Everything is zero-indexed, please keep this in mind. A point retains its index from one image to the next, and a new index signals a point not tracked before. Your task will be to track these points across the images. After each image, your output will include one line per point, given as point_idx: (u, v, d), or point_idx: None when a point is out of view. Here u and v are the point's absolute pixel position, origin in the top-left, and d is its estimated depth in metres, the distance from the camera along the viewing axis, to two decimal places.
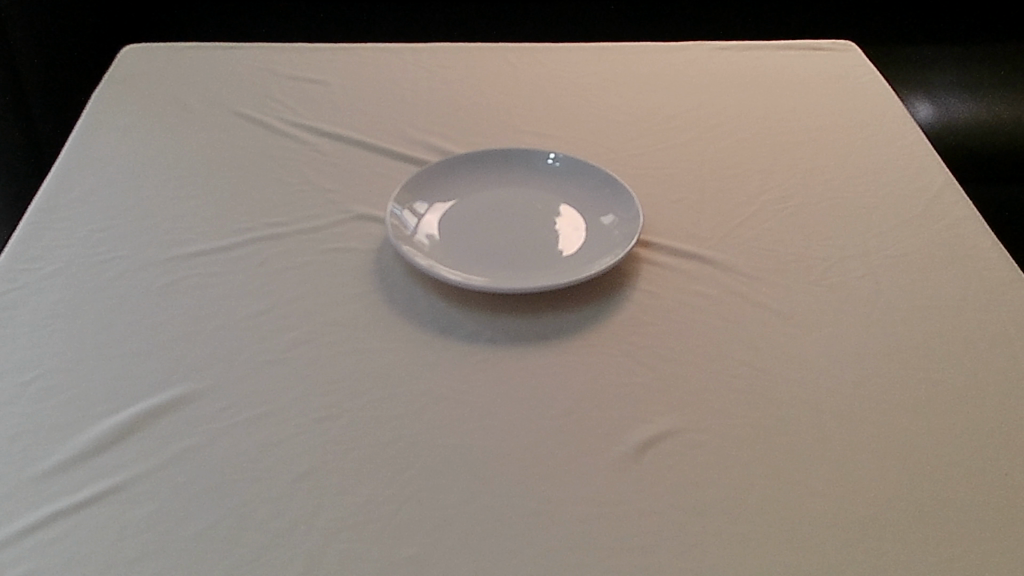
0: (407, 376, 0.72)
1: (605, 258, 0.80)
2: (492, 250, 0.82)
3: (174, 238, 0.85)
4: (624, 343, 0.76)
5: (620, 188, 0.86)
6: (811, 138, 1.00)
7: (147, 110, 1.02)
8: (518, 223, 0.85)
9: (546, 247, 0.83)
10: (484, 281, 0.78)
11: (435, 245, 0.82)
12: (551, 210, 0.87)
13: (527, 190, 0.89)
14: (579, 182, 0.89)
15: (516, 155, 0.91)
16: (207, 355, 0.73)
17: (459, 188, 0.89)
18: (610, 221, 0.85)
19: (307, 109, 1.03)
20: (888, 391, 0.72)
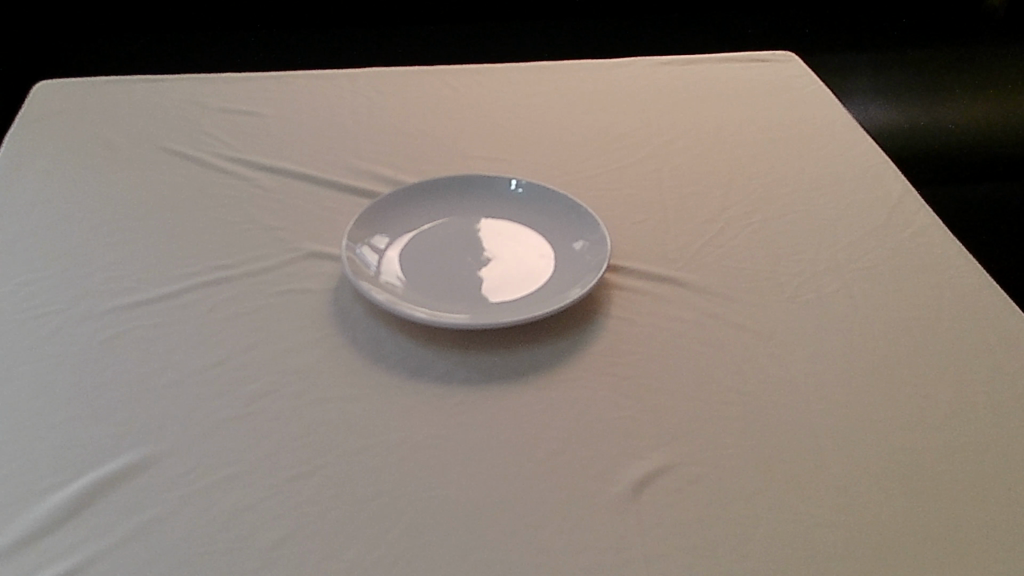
0: (382, 425, 0.67)
1: (579, 285, 0.76)
2: (460, 284, 0.77)
3: (113, 288, 0.78)
4: (606, 374, 0.72)
5: (584, 212, 0.83)
6: (766, 151, 0.99)
7: (69, 149, 0.95)
8: (483, 256, 0.80)
9: (517, 279, 0.78)
10: (457, 316, 0.73)
11: (399, 279, 0.77)
12: (516, 240, 0.83)
13: (487, 219, 0.85)
14: (541, 209, 0.85)
15: (472, 186, 0.88)
16: (160, 415, 0.67)
17: (415, 220, 0.84)
18: (578, 245, 0.81)
19: (243, 141, 0.98)
20: (876, 408, 0.69)
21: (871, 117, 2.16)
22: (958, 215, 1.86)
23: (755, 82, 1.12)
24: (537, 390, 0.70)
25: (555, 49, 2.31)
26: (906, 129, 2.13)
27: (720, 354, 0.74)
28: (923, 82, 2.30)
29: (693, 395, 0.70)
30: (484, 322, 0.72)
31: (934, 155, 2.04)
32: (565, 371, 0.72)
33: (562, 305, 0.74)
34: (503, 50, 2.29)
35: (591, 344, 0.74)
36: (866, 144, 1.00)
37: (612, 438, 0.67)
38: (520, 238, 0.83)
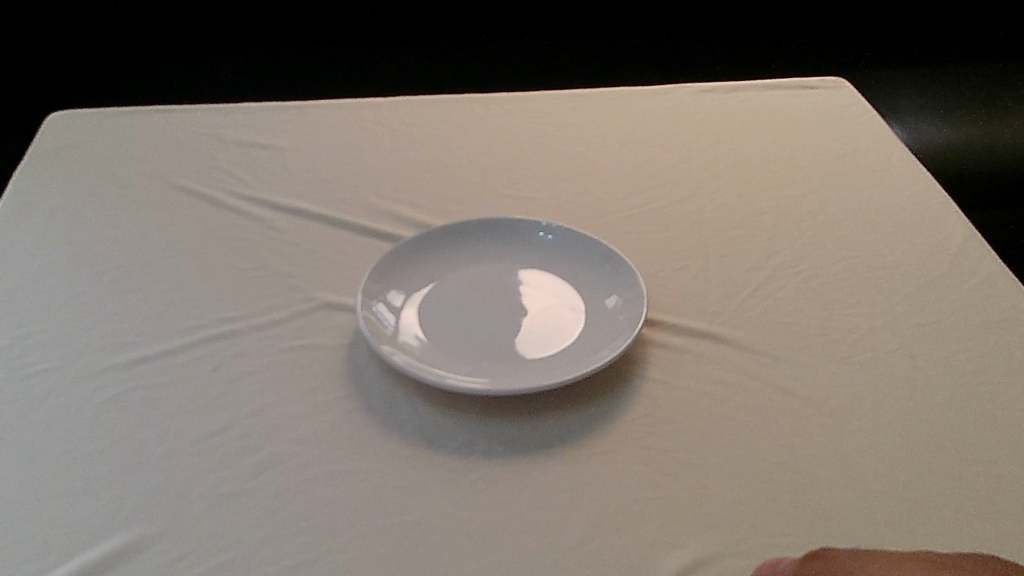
0: (392, 503, 0.61)
1: (612, 343, 0.70)
2: (483, 345, 0.71)
3: (112, 342, 0.73)
4: (640, 445, 0.65)
5: (618, 259, 0.77)
6: (814, 189, 0.92)
7: (78, 186, 0.91)
8: (507, 310, 0.74)
9: (544, 335, 0.72)
10: (480, 378, 0.68)
11: (418, 334, 0.71)
12: (542, 292, 0.77)
13: (514, 266, 0.79)
14: (572, 256, 0.80)
15: (501, 228, 0.82)
16: (153, 489, 0.62)
17: (439, 267, 0.79)
18: (612, 296, 0.75)
19: (259, 177, 0.93)
20: (941, 488, 0.62)
21: (920, 135, 2.07)
22: (1012, 241, 1.77)
23: (800, 111, 1.05)
24: (565, 463, 0.64)
25: (591, 67, 2.25)
26: (958, 148, 2.04)
27: (767, 424, 0.67)
28: (974, 99, 2.21)
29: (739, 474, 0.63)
30: (509, 386, 0.66)
31: (987, 175, 1.95)
32: (594, 441, 0.66)
33: (593, 365, 0.68)
34: (538, 67, 2.24)
35: (624, 409, 0.68)
36: (923, 180, 0.93)
37: (645, 521, 0.60)
38: (547, 290, 0.77)
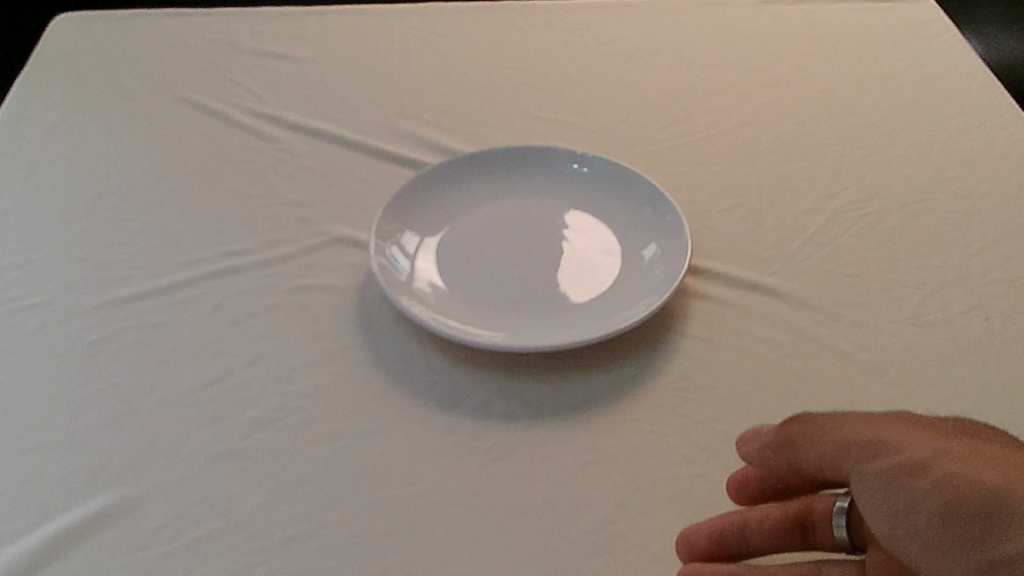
0: (399, 470, 0.56)
1: (650, 293, 0.63)
2: (507, 295, 0.64)
3: (108, 275, 0.68)
4: (676, 413, 0.59)
5: (661, 197, 0.70)
6: (884, 119, 0.83)
7: (80, 98, 0.84)
8: (534, 254, 0.67)
9: (574, 283, 0.65)
10: (502, 332, 0.61)
11: (436, 280, 0.65)
12: (573, 234, 0.69)
13: (545, 204, 0.72)
14: (612, 192, 0.72)
15: (538, 155, 0.75)
16: (142, 445, 0.57)
17: (460, 205, 0.72)
18: (653, 239, 0.68)
19: (274, 92, 0.86)
20: None
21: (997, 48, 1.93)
22: None
23: (873, 28, 0.95)
24: (591, 431, 0.58)
25: None
26: None
27: (819, 389, 0.60)
28: None
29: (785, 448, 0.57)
30: (534, 340, 0.60)
31: None
32: (625, 406, 0.59)
33: (628, 318, 0.61)
34: None
35: (660, 370, 0.61)
36: (1009, 110, 0.83)
37: (677, 502, 0.54)
38: (579, 232, 0.70)
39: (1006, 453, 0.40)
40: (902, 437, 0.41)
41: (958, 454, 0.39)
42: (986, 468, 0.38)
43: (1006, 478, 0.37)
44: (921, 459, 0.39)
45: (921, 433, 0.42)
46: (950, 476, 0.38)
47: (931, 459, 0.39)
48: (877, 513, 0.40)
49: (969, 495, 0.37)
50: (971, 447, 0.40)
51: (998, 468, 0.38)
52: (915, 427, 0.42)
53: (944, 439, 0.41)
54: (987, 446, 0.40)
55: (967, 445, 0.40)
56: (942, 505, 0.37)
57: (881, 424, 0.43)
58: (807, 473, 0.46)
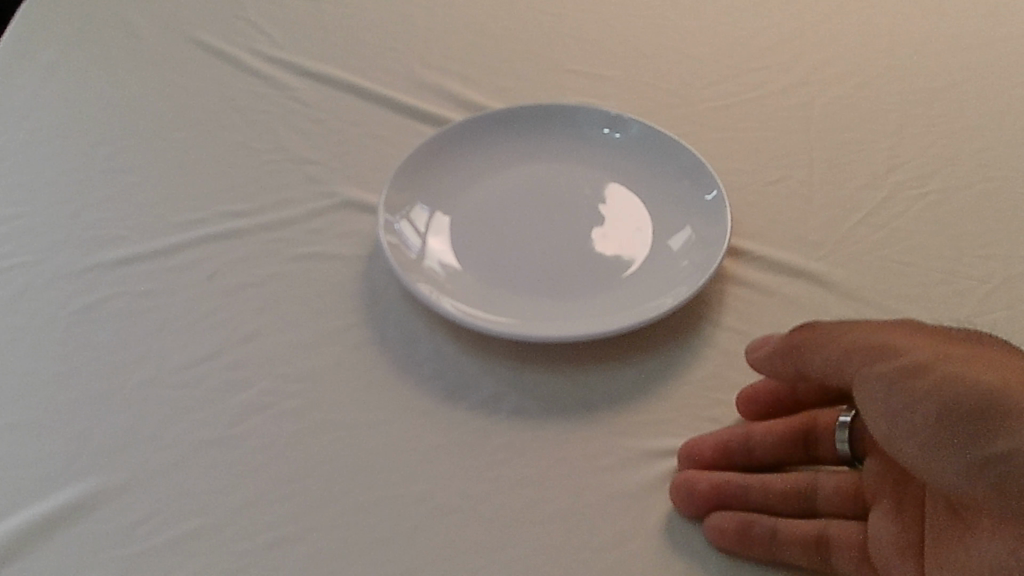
0: (400, 469, 0.51)
1: (684, 280, 0.57)
2: (526, 280, 0.58)
3: (101, 235, 0.63)
4: (703, 418, 0.54)
5: (702, 169, 0.63)
6: (954, 82, 0.75)
7: (81, 34, 0.79)
8: (559, 232, 0.61)
9: (602, 266, 0.59)
10: (521, 320, 0.55)
11: (448, 256, 0.59)
12: (602, 210, 0.63)
13: (573, 175, 0.66)
14: (650, 162, 0.66)
15: (574, 120, 0.69)
16: (126, 430, 0.53)
17: (477, 171, 0.66)
18: (691, 217, 0.62)
19: (288, 34, 0.80)
20: None
21: None
22: None
23: None
24: (609, 434, 0.53)
25: None
26: None
27: None
28: None
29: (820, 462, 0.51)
30: (556, 330, 0.54)
31: None
32: (650, 406, 0.54)
33: (660, 307, 0.55)
34: None
35: (688, 368, 0.56)
36: None
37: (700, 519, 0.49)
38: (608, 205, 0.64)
39: (1003, 357, 0.45)
40: (888, 340, 0.47)
41: (958, 361, 0.45)
42: (981, 373, 0.44)
43: (997, 380, 0.43)
44: (925, 363, 0.45)
45: (931, 345, 0.46)
46: (950, 383, 0.43)
47: (945, 374, 0.44)
48: (878, 411, 0.45)
49: (964, 397, 0.43)
50: (979, 357, 0.45)
51: (995, 376, 0.43)
52: (927, 338, 0.47)
53: (949, 346, 0.46)
54: (987, 351, 0.46)
55: (960, 351, 0.46)
56: (939, 406, 0.43)
57: (883, 331, 0.48)
58: (817, 376, 0.49)
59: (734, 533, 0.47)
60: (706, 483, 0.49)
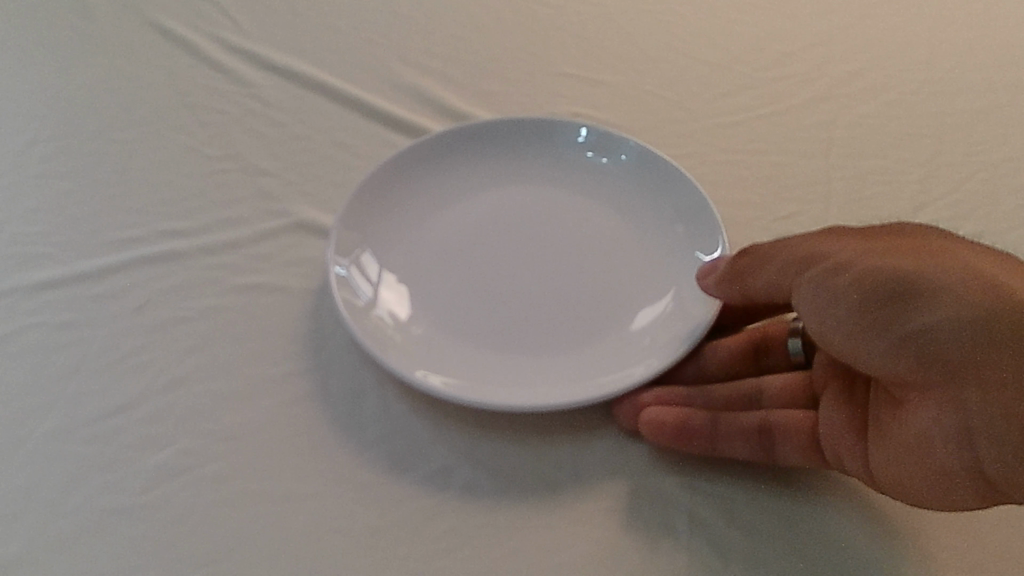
0: (329, 550, 0.44)
1: (676, 341, 0.49)
2: (491, 334, 0.51)
3: (24, 251, 0.56)
4: (680, 505, 0.46)
5: (703, 206, 0.55)
6: (995, 103, 0.67)
7: (30, 14, 0.72)
8: (532, 277, 0.54)
9: (580, 321, 0.52)
10: (494, 387, 0.47)
11: (404, 307, 0.52)
12: (586, 251, 0.56)
13: (547, 211, 0.58)
14: (646, 196, 0.59)
15: (551, 145, 0.62)
16: (24, 493, 0.47)
17: (434, 202, 0.58)
18: (686, 269, 0.54)
19: (257, 22, 0.72)
20: None
21: None
22: None
23: None
24: (571, 518, 0.46)
25: None
26: None
27: (867, 488, 0.47)
28: None
29: (813, 554, 0.44)
30: (544, 398, 0.46)
31: None
32: (621, 482, 0.47)
33: (655, 373, 0.48)
34: None
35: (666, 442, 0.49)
36: None
37: None
38: (594, 242, 0.56)
39: (921, 243, 0.46)
40: (815, 250, 0.46)
41: (877, 255, 0.44)
42: (897, 260, 0.44)
43: (912, 265, 0.43)
44: (847, 263, 0.44)
45: (856, 244, 0.46)
46: (869, 270, 0.43)
47: (866, 264, 0.44)
48: (813, 317, 0.45)
49: (881, 281, 0.43)
50: (899, 247, 0.45)
51: (912, 259, 0.43)
52: (852, 239, 0.47)
53: (873, 244, 0.46)
54: (905, 241, 0.46)
55: (881, 247, 0.46)
56: (862, 300, 0.43)
57: (810, 243, 0.47)
58: (760, 297, 0.49)
59: (673, 427, 0.47)
60: (648, 396, 0.49)
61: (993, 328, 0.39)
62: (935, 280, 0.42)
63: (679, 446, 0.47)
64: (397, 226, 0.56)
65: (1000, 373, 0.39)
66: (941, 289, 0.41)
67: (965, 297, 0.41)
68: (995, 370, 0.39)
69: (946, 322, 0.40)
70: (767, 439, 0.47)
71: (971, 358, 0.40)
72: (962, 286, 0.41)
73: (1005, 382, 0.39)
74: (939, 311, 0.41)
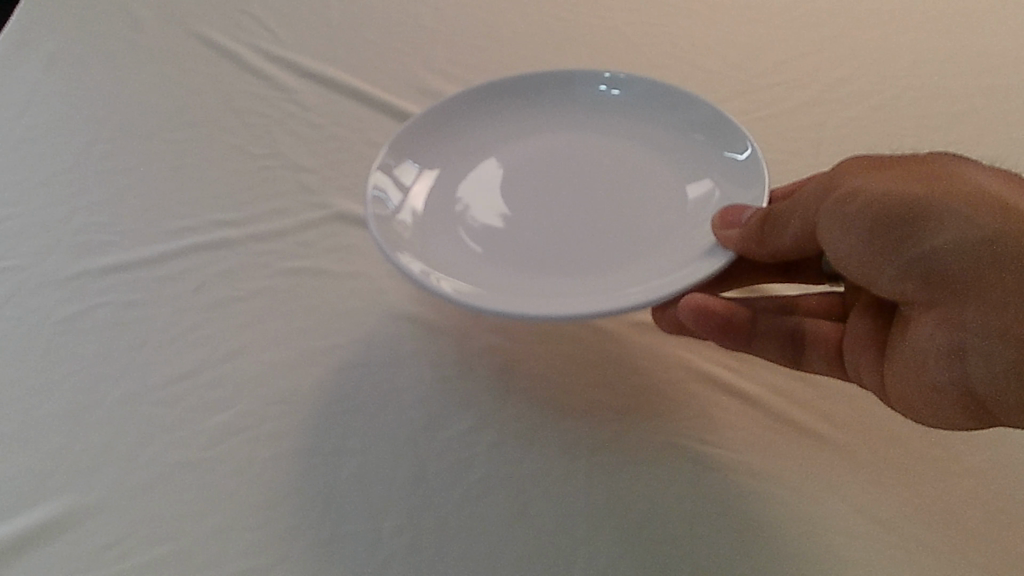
0: (369, 498, 0.50)
1: (717, 250, 0.49)
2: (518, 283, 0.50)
3: (89, 240, 0.63)
4: (687, 455, 0.53)
5: (719, 117, 0.57)
6: (972, 107, 0.72)
7: (86, 25, 0.78)
8: (561, 244, 0.54)
9: (607, 278, 0.51)
10: (529, 301, 0.46)
11: (434, 242, 0.52)
12: (618, 221, 0.55)
13: (575, 178, 0.59)
14: (668, 124, 0.61)
15: (546, 118, 0.64)
16: (99, 449, 0.52)
17: (451, 159, 0.60)
18: (721, 178, 0.56)
19: (294, 34, 0.79)
20: None
21: None
22: None
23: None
24: (586, 473, 0.52)
25: None
26: None
27: (847, 448, 0.53)
28: None
29: (798, 502, 0.50)
30: (597, 302, 0.45)
31: None
32: (628, 442, 0.53)
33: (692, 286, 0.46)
34: None
35: (671, 408, 0.55)
36: None
37: (673, 566, 0.47)
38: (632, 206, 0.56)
39: (932, 165, 0.50)
40: (837, 179, 0.51)
41: (889, 179, 0.49)
42: (907, 183, 0.49)
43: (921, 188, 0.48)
44: (860, 188, 0.49)
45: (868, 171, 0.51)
46: (881, 196, 0.48)
47: (875, 190, 0.49)
48: (841, 245, 0.50)
49: (890, 208, 0.48)
50: (911, 170, 0.50)
51: (920, 184, 0.48)
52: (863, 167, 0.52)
53: (890, 170, 0.51)
54: (915, 164, 0.51)
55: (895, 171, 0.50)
56: (878, 224, 0.48)
57: (836, 172, 0.52)
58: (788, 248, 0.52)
59: (713, 320, 0.54)
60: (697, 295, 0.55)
61: (990, 247, 0.44)
62: (940, 203, 0.47)
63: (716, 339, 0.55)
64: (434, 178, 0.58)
65: (992, 292, 0.45)
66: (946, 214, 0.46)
67: (967, 218, 0.46)
68: (991, 291, 0.45)
69: (950, 244, 0.46)
70: (798, 350, 0.57)
71: (970, 280, 0.45)
72: (966, 207, 0.46)
73: (1000, 300, 0.44)
74: (943, 235, 0.46)
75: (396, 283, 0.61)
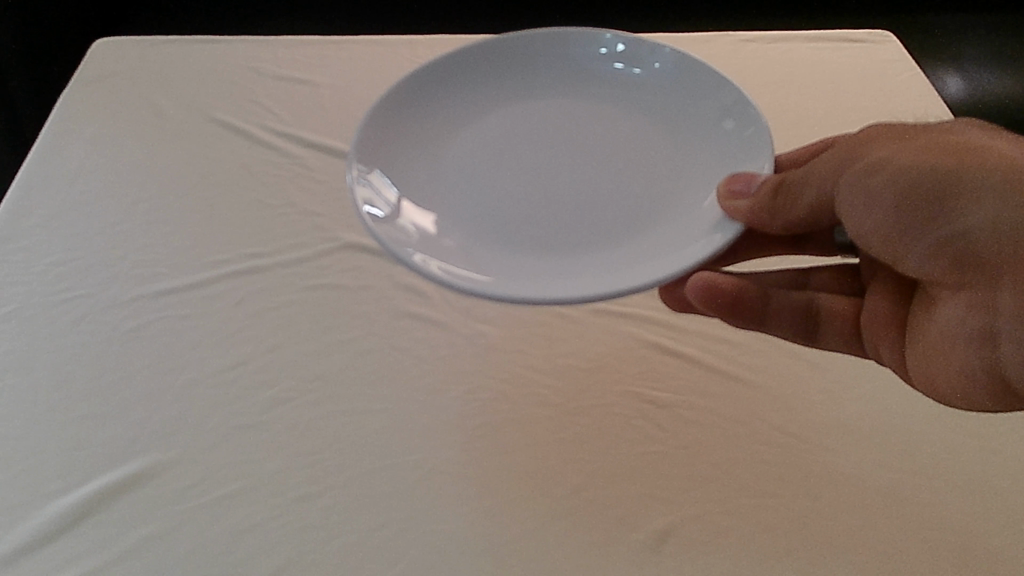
0: (392, 438, 0.64)
1: (686, 241, 0.57)
2: (524, 271, 0.57)
3: (144, 272, 0.76)
4: (639, 397, 0.68)
5: (743, 101, 0.67)
6: None
7: (117, 114, 0.94)
8: (557, 233, 0.62)
9: (595, 260, 0.59)
10: (521, 283, 0.53)
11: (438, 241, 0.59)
12: (609, 209, 0.64)
13: (571, 176, 0.68)
14: (694, 107, 0.71)
15: (563, 121, 0.73)
16: (173, 417, 0.65)
17: (457, 168, 0.68)
18: (733, 150, 0.65)
19: (294, 113, 0.95)
20: (919, 447, 0.64)
21: None
22: None
23: (840, 71, 1.04)
24: (561, 414, 0.66)
25: None
26: None
27: (760, 384, 0.69)
28: None
29: (725, 423, 0.66)
30: (569, 282, 0.52)
31: None
32: (594, 391, 0.68)
33: (653, 270, 0.54)
34: None
35: (625, 366, 0.70)
36: None
37: (637, 476, 0.62)
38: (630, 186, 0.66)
39: (953, 146, 0.57)
40: (865, 156, 0.59)
41: (912, 157, 0.56)
42: (933, 162, 0.56)
43: (946, 167, 0.55)
44: (886, 167, 0.56)
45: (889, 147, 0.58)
46: (908, 175, 0.56)
47: (896, 164, 0.56)
48: (862, 215, 0.58)
49: (915, 182, 0.55)
50: (935, 150, 0.57)
51: (942, 156, 0.56)
52: (885, 143, 0.60)
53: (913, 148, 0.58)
54: (936, 141, 0.59)
55: (921, 151, 0.57)
56: (906, 201, 0.56)
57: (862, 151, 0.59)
58: (803, 219, 0.60)
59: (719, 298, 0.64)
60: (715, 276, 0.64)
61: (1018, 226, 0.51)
62: (966, 184, 0.54)
63: (724, 317, 0.65)
64: (443, 181, 0.66)
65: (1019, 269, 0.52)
66: (970, 193, 0.53)
67: (991, 198, 0.53)
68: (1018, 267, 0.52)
69: (978, 224, 0.53)
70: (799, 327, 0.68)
71: (998, 259, 0.53)
72: (990, 187, 0.53)
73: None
74: (970, 216, 0.53)
75: (400, 291, 0.76)
